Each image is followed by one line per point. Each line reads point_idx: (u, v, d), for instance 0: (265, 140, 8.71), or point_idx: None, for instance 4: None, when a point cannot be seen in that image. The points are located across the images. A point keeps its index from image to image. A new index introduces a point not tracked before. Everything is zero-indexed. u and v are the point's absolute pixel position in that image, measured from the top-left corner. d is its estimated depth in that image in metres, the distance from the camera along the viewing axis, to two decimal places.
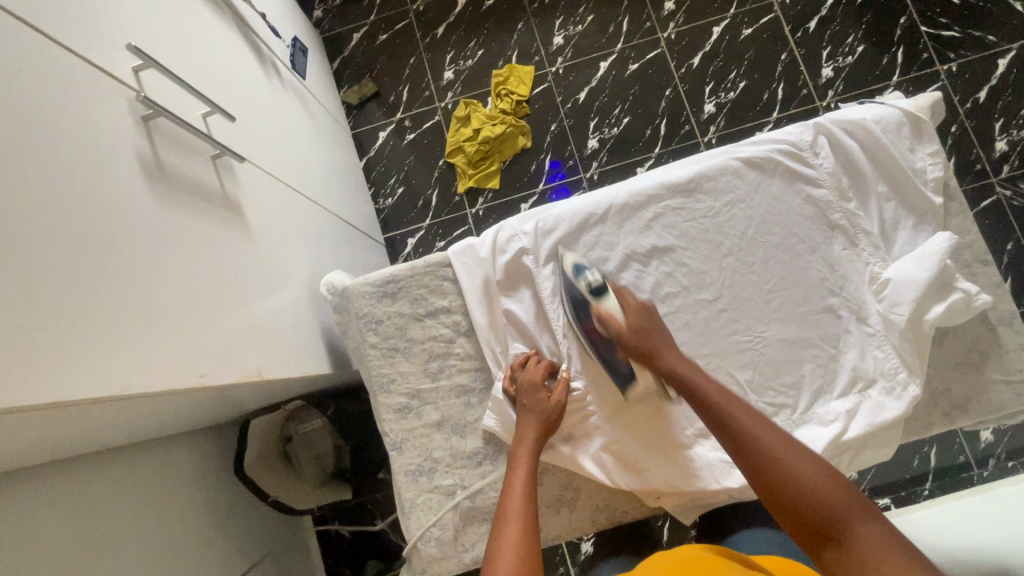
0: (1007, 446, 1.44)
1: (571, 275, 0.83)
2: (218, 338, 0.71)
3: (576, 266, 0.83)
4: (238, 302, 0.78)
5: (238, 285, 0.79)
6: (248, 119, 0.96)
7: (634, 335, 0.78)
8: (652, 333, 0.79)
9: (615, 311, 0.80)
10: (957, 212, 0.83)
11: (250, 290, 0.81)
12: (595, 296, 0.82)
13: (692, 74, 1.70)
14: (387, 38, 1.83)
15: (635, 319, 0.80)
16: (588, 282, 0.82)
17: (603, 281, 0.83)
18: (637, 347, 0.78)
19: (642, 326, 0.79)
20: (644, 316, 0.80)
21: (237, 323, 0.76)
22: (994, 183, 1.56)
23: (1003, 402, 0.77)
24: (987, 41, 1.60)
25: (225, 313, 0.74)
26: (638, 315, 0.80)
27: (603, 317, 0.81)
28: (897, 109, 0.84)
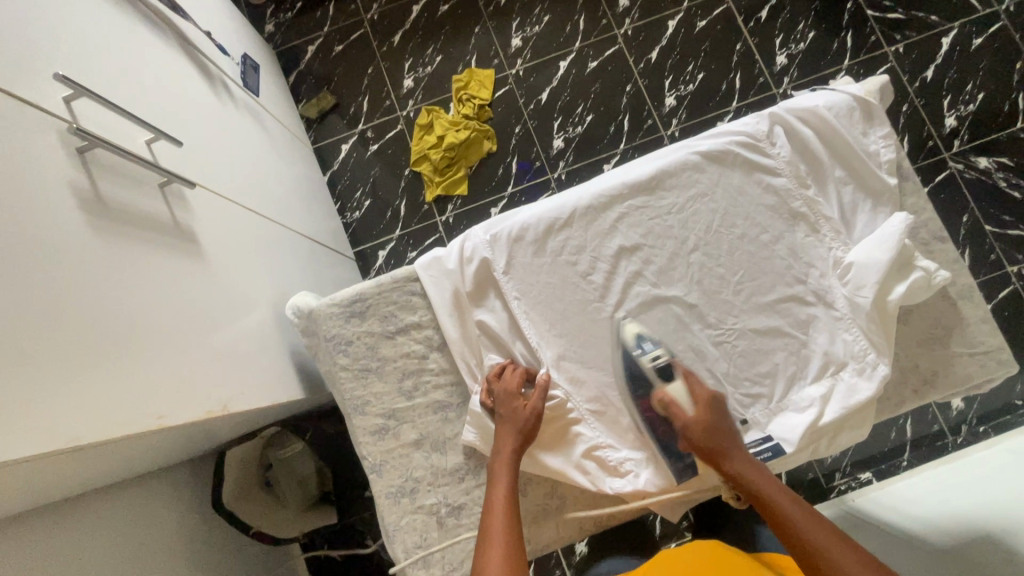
0: (977, 412, 1.49)
1: (631, 348, 0.81)
2: (176, 375, 0.68)
3: (637, 335, 0.81)
4: (197, 333, 0.75)
5: (196, 317, 0.76)
6: (197, 141, 0.92)
7: (704, 432, 0.74)
8: (720, 431, 0.75)
9: (682, 399, 0.78)
10: (911, 191, 0.84)
11: (209, 321, 0.78)
12: (662, 378, 0.80)
13: (651, 69, 1.71)
14: (343, 49, 1.79)
15: (704, 414, 0.76)
16: (653, 361, 0.80)
17: (671, 361, 0.81)
18: (708, 447, 0.74)
19: (712, 420, 0.76)
20: (713, 412, 0.76)
21: (196, 357, 0.73)
22: (947, 158, 1.61)
23: (968, 374, 0.78)
24: (931, 21, 1.65)
25: (182, 349, 0.71)
26: (708, 409, 0.76)
27: (668, 402, 0.78)
28: (848, 94, 0.86)
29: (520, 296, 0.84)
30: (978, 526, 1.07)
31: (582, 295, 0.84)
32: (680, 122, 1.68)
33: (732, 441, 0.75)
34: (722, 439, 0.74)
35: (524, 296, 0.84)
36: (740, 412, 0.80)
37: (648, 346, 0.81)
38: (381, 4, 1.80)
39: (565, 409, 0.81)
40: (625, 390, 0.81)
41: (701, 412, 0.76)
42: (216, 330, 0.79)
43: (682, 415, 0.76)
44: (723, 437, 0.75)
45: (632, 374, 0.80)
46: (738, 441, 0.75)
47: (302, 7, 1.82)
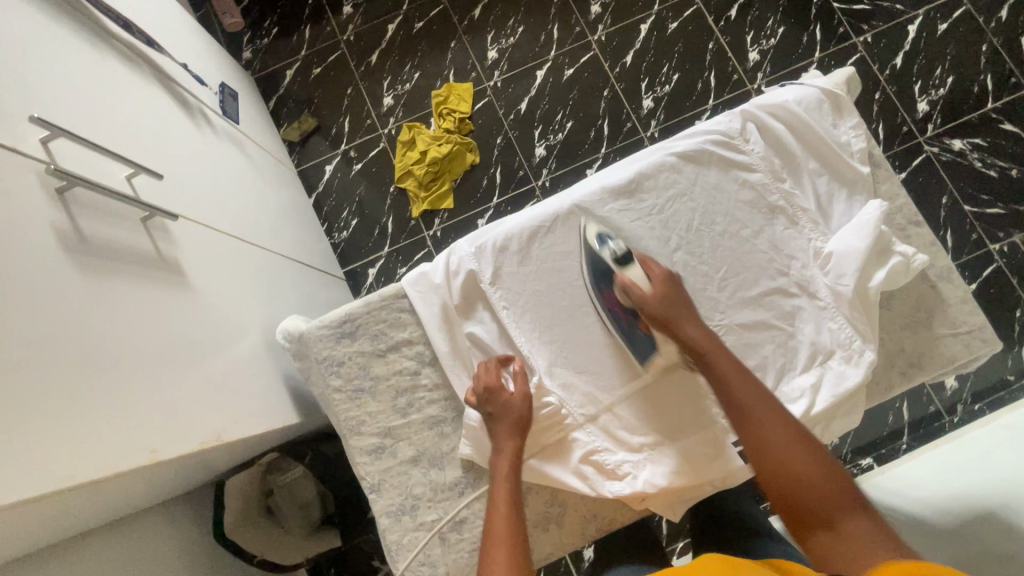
0: (970, 390, 1.51)
1: (594, 245, 0.82)
2: (168, 409, 0.68)
3: (600, 233, 0.83)
4: (187, 364, 0.75)
5: (186, 348, 0.76)
6: (177, 173, 0.92)
7: (659, 308, 0.76)
8: (676, 304, 0.77)
9: (639, 281, 0.78)
10: (885, 178, 0.86)
11: (198, 351, 0.78)
12: (619, 264, 0.80)
13: (626, 73, 1.73)
14: (321, 71, 1.81)
15: (660, 287, 0.78)
16: (612, 251, 0.81)
17: (627, 249, 0.81)
18: (663, 319, 0.76)
19: (669, 297, 0.77)
20: (671, 288, 0.78)
21: (188, 388, 0.73)
22: (922, 142, 1.64)
23: (953, 354, 0.80)
24: (896, 10, 1.69)
25: (173, 382, 0.71)
26: (663, 283, 0.78)
27: (624, 285, 0.79)
28: (815, 88, 0.87)
29: (508, 306, 0.84)
30: (978, 504, 1.07)
31: (570, 300, 0.84)
32: (658, 123, 1.70)
33: (689, 317, 0.76)
34: (676, 312, 0.76)
35: (513, 306, 0.84)
36: None
37: (609, 241, 0.81)
38: (356, 25, 1.82)
39: (561, 414, 0.81)
40: (589, 280, 0.83)
41: (656, 288, 0.78)
42: (207, 360, 0.79)
43: (642, 294, 0.77)
44: (681, 311, 0.77)
45: (597, 265, 0.82)
46: (696, 314, 0.77)
47: (278, 33, 1.83)
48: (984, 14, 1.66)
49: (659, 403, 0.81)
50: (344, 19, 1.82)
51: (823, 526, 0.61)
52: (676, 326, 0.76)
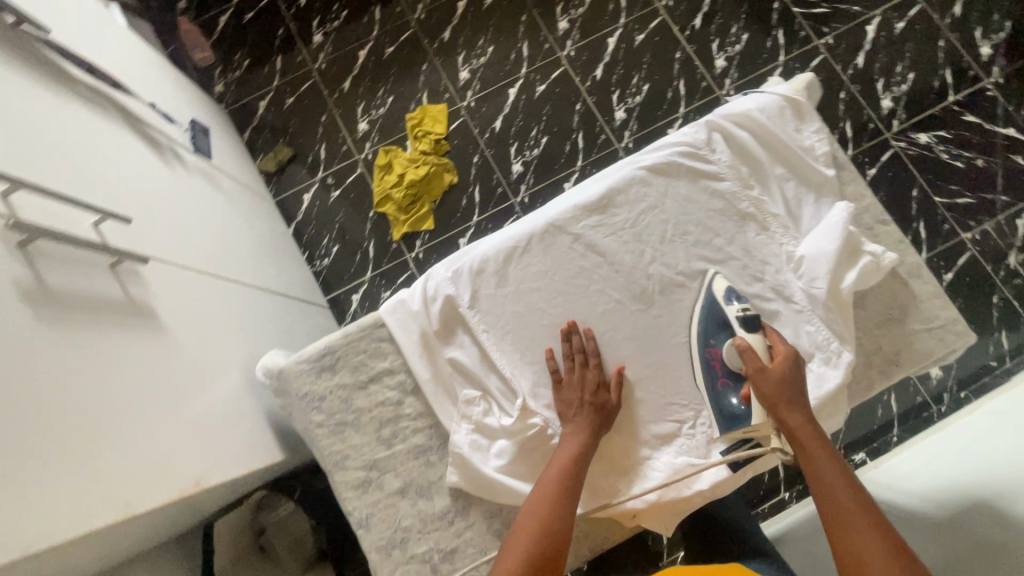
0: (956, 378, 1.53)
1: (722, 298, 0.80)
2: (143, 460, 0.67)
3: (728, 290, 0.80)
4: (165, 410, 0.74)
5: (163, 394, 0.75)
6: (147, 214, 0.91)
7: (773, 382, 0.73)
8: (785, 384, 0.73)
9: (758, 348, 0.75)
10: (850, 179, 0.87)
11: (176, 396, 0.77)
12: (744, 326, 0.77)
13: (597, 86, 1.76)
14: (295, 100, 1.81)
15: (780, 364, 0.74)
16: (739, 309, 0.78)
17: (756, 315, 0.78)
18: (770, 395, 0.73)
19: (788, 377, 0.73)
20: (791, 367, 0.74)
21: (166, 437, 0.72)
22: (889, 137, 1.67)
23: (929, 349, 0.81)
24: (854, 12, 1.74)
25: (150, 430, 0.70)
26: (784, 361, 0.74)
27: (740, 347, 0.75)
28: (777, 95, 0.89)
29: (487, 329, 0.84)
30: (969, 492, 1.08)
31: (550, 319, 0.84)
32: (632, 133, 1.73)
33: (797, 400, 0.72)
34: (790, 393, 0.72)
35: (492, 329, 0.84)
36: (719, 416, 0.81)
37: (734, 298, 0.80)
38: (327, 53, 1.83)
39: (547, 434, 0.80)
40: (700, 331, 0.81)
41: (778, 364, 0.74)
42: (186, 404, 0.78)
43: (760, 368, 0.74)
44: (794, 394, 0.73)
45: (715, 319, 0.80)
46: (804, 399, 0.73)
47: (250, 65, 1.84)
48: (938, 12, 1.71)
49: (648, 414, 0.81)
50: (315, 48, 1.83)
51: None
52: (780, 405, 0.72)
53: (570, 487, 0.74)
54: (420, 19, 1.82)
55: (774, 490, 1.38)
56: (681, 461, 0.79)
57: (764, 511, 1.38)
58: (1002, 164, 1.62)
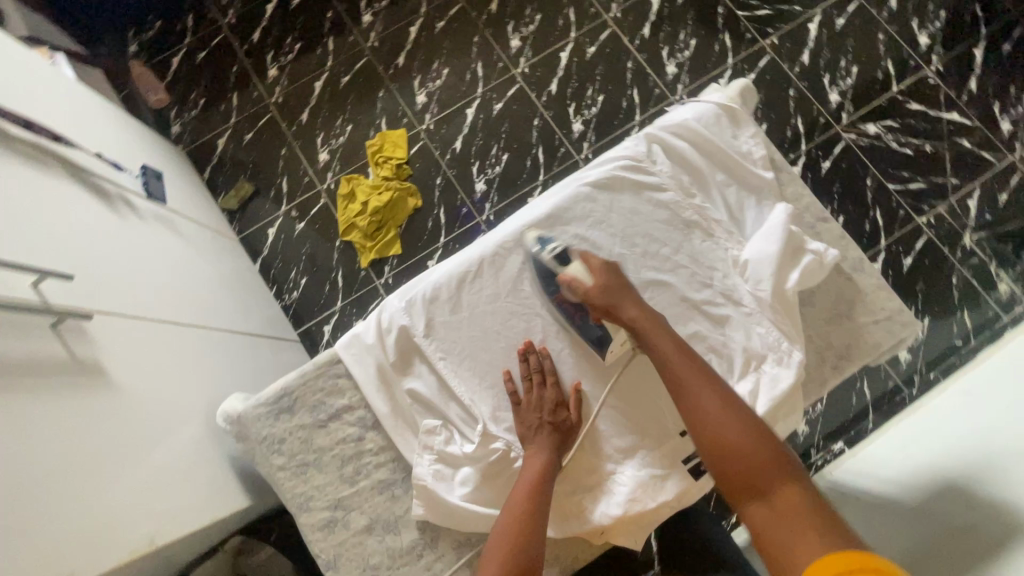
0: (924, 360, 1.57)
1: (536, 248, 0.83)
2: (85, 527, 0.66)
3: (540, 237, 0.84)
4: (111, 470, 0.73)
5: (109, 454, 0.74)
6: (93, 268, 0.90)
7: (603, 292, 0.78)
8: (617, 287, 0.79)
9: (581, 276, 0.79)
10: (789, 180, 0.89)
11: (123, 454, 0.76)
12: (561, 265, 0.81)
13: (553, 100, 1.78)
14: (253, 135, 1.81)
15: (600, 277, 0.79)
16: (552, 252, 0.82)
17: (566, 248, 0.83)
18: (604, 304, 0.78)
19: (610, 284, 0.79)
20: (608, 275, 0.79)
21: (111, 500, 0.71)
22: (840, 130, 1.71)
23: (878, 341, 0.83)
24: (795, 12, 1.79)
25: (93, 494, 0.69)
26: (603, 272, 0.79)
27: (568, 282, 0.80)
28: (712, 103, 0.91)
29: (443, 358, 0.83)
30: (937, 473, 1.10)
31: (506, 342, 0.84)
32: (591, 145, 1.75)
33: (629, 302, 0.78)
34: (617, 295, 0.78)
35: (449, 357, 0.84)
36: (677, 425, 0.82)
37: (547, 242, 0.83)
38: (283, 86, 1.83)
39: (511, 457, 0.80)
40: (537, 286, 0.85)
41: (599, 280, 0.79)
42: (134, 461, 0.78)
43: (584, 287, 0.78)
44: (621, 294, 0.78)
45: (544, 270, 0.83)
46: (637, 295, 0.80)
47: (205, 103, 1.83)
48: (875, 6, 1.77)
49: (612, 429, 0.82)
50: (271, 83, 1.83)
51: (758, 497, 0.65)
52: (616, 309, 0.77)
53: (537, 509, 0.72)
54: (373, 46, 1.83)
55: None
56: (645, 473, 0.79)
57: None
58: (949, 148, 1.67)
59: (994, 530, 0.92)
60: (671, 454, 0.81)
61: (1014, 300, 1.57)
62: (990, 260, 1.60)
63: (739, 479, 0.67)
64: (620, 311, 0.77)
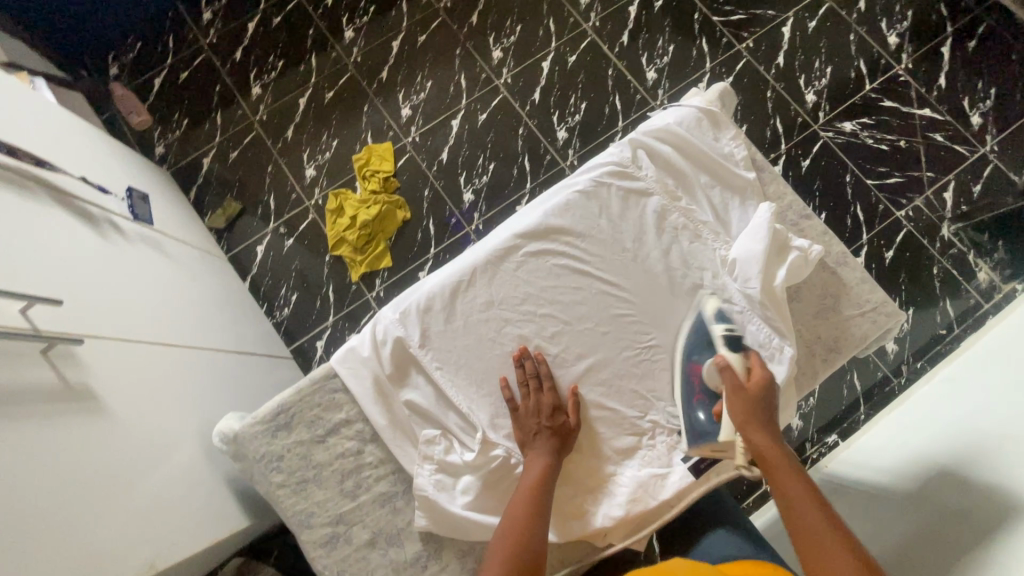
0: (911, 350, 1.60)
1: (711, 317, 0.83)
2: (77, 556, 0.66)
3: (717, 311, 0.83)
4: (105, 498, 0.73)
5: (103, 482, 0.73)
6: (80, 291, 0.89)
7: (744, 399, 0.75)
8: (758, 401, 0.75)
9: (737, 369, 0.77)
10: (770, 180, 0.91)
11: (116, 481, 0.76)
12: (727, 346, 0.79)
13: (537, 109, 1.80)
14: (239, 153, 1.80)
15: (754, 382, 0.76)
16: (723, 331, 0.80)
17: (739, 334, 0.80)
18: (744, 413, 0.74)
19: (755, 394, 0.75)
20: (763, 383, 0.75)
21: (104, 528, 0.71)
22: (817, 129, 1.76)
23: (864, 332, 0.85)
24: (769, 16, 1.83)
25: (86, 522, 0.69)
26: (757, 378, 0.76)
27: (720, 365, 0.78)
28: (692, 107, 0.92)
29: (439, 368, 0.84)
30: (927, 460, 1.13)
31: (502, 349, 0.85)
32: (576, 151, 1.77)
33: (765, 418, 0.74)
34: (756, 406, 0.74)
35: (444, 366, 0.84)
36: (675, 423, 0.83)
37: (722, 321, 0.82)
38: (267, 104, 1.83)
39: (511, 463, 0.80)
40: (684, 349, 0.84)
41: (754, 381, 0.76)
42: (127, 489, 0.77)
43: (731, 383, 0.76)
44: (763, 409, 0.75)
45: (703, 340, 0.82)
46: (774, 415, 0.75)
47: (189, 123, 1.82)
48: (845, 8, 1.82)
49: (610, 432, 0.83)
50: (254, 100, 1.83)
51: None
52: (748, 422, 0.74)
53: (537, 511, 0.73)
54: (357, 61, 1.85)
55: (756, 483, 1.40)
56: (644, 473, 0.80)
57: (749, 505, 1.39)
58: (924, 143, 1.72)
59: (987, 516, 0.94)
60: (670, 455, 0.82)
61: (993, 288, 1.62)
62: (969, 250, 1.64)
63: None
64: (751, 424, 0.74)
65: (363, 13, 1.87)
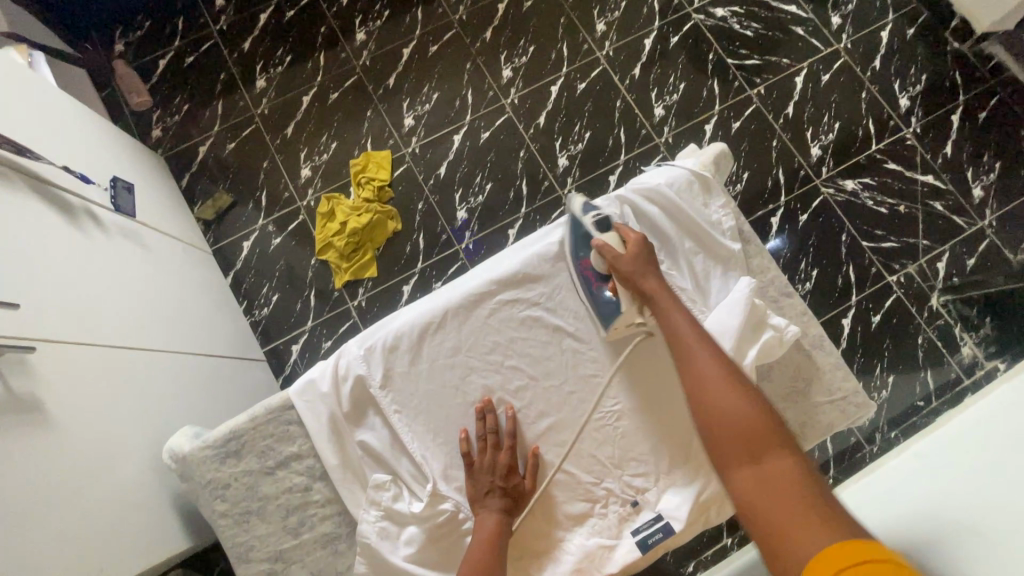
0: (887, 418, 1.60)
1: (578, 214, 0.87)
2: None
3: (582, 205, 0.88)
4: (33, 519, 0.70)
5: (31, 502, 0.70)
6: (43, 290, 0.86)
7: (631, 260, 0.81)
8: (642, 261, 0.81)
9: (615, 243, 0.83)
10: (755, 252, 0.90)
11: (47, 501, 0.72)
12: (598, 229, 0.85)
13: (541, 133, 1.78)
14: (236, 145, 1.78)
15: (633, 251, 0.82)
16: (592, 217, 0.86)
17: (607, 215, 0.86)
18: (627, 271, 0.81)
19: (640, 257, 0.82)
20: (641, 246, 0.82)
21: (28, 550, 0.68)
22: (818, 184, 1.75)
23: (831, 420, 0.85)
24: (784, 64, 1.82)
25: (10, 545, 0.66)
26: (636, 248, 0.82)
27: (601, 247, 0.83)
28: (685, 169, 0.91)
29: (398, 414, 0.82)
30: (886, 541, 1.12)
31: (464, 398, 0.83)
32: (575, 180, 1.76)
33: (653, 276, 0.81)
34: (642, 265, 0.81)
35: (404, 411, 0.83)
36: (629, 493, 0.82)
37: (590, 209, 0.87)
38: (269, 98, 1.81)
39: (460, 518, 0.79)
40: (571, 252, 0.86)
41: (631, 250, 0.82)
42: (59, 509, 0.74)
43: (614, 253, 0.82)
44: (645, 266, 0.81)
45: (581, 234, 0.87)
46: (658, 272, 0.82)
47: (189, 110, 1.80)
48: (860, 65, 1.81)
49: (565, 496, 0.82)
50: (258, 93, 1.81)
51: (749, 461, 0.64)
52: (638, 280, 0.80)
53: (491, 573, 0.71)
54: (365, 65, 1.83)
55: (716, 537, 1.39)
56: (593, 543, 0.80)
57: (706, 558, 1.38)
58: (923, 210, 1.71)
59: None
60: (621, 525, 0.81)
61: (975, 364, 1.61)
62: (955, 322, 1.64)
63: (732, 441, 0.67)
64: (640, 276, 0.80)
65: (377, 16, 1.85)
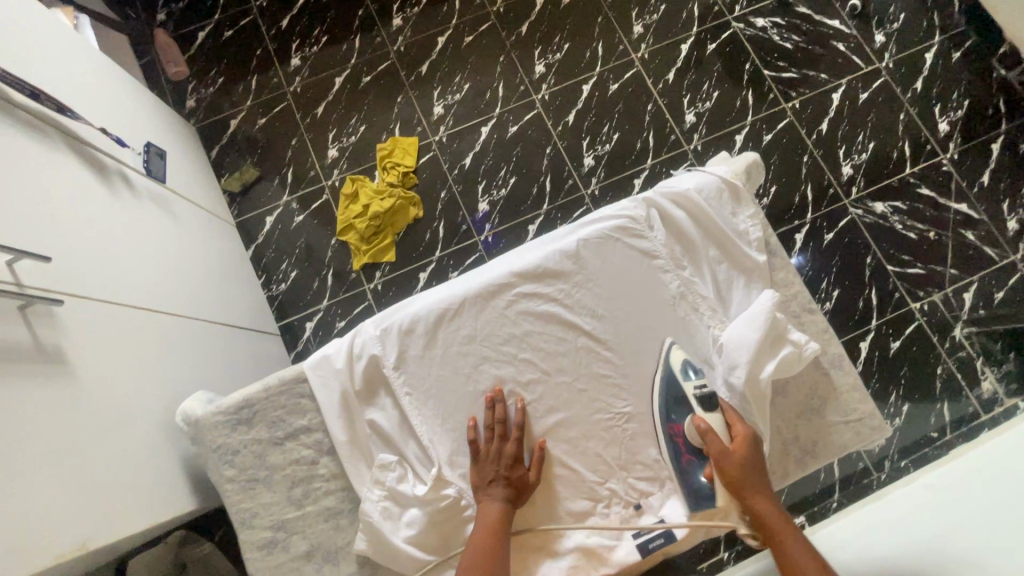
0: (897, 447, 1.57)
1: (680, 374, 0.80)
2: (10, 524, 0.64)
3: (684, 363, 0.81)
4: (53, 466, 0.72)
5: (51, 450, 0.73)
6: (73, 245, 0.88)
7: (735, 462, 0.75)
8: (747, 464, 0.76)
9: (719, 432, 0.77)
10: (780, 266, 0.89)
11: (63, 450, 0.74)
12: (703, 405, 0.78)
13: (569, 131, 1.77)
14: (267, 121, 1.80)
15: (739, 448, 0.76)
16: (695, 386, 0.79)
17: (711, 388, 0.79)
18: (732, 474, 0.75)
19: (746, 458, 0.76)
20: (748, 443, 0.76)
21: (39, 496, 0.69)
22: (847, 204, 1.71)
23: (844, 441, 0.84)
24: (822, 79, 1.79)
25: (22, 489, 0.67)
26: (741, 443, 0.76)
27: (700, 428, 0.76)
28: (715, 176, 0.90)
29: (408, 398, 0.83)
30: None
31: (475, 387, 0.84)
32: (599, 180, 1.75)
33: (758, 484, 0.75)
34: (752, 475, 0.75)
35: (415, 396, 0.83)
36: (632, 496, 0.83)
37: (693, 374, 0.80)
38: (303, 77, 1.82)
39: (462, 503, 0.79)
40: (659, 407, 0.82)
41: (737, 446, 0.76)
42: (76, 459, 0.76)
43: (721, 449, 0.75)
44: (753, 475, 0.76)
45: (675, 396, 0.80)
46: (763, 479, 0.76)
47: (223, 82, 1.82)
48: (900, 85, 1.77)
49: (568, 492, 0.82)
50: (292, 71, 1.83)
51: None
52: (743, 491, 0.75)
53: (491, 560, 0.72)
54: (399, 51, 1.83)
55: (714, 550, 1.38)
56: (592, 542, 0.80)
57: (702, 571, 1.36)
58: (953, 238, 1.67)
59: None
60: (622, 526, 0.81)
61: (994, 400, 1.57)
62: (977, 356, 1.60)
63: None
64: (743, 486, 0.75)
65: (415, 3, 1.86)
